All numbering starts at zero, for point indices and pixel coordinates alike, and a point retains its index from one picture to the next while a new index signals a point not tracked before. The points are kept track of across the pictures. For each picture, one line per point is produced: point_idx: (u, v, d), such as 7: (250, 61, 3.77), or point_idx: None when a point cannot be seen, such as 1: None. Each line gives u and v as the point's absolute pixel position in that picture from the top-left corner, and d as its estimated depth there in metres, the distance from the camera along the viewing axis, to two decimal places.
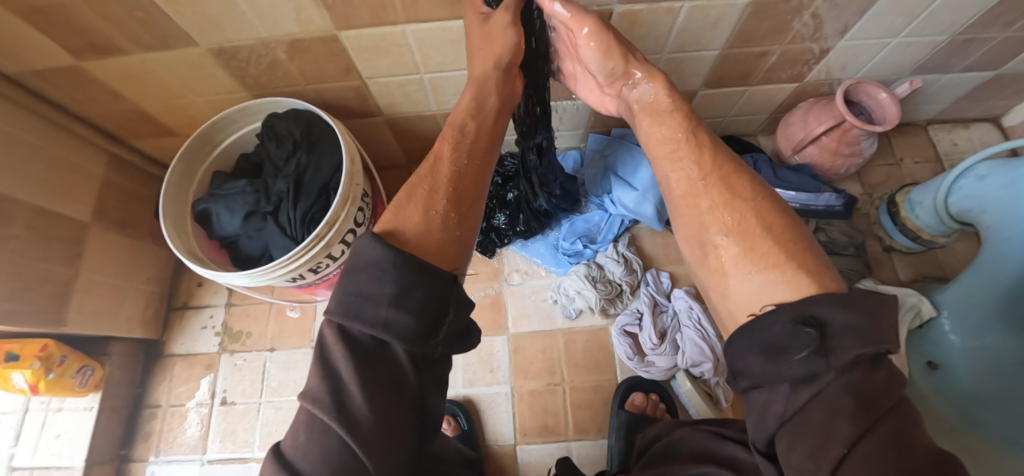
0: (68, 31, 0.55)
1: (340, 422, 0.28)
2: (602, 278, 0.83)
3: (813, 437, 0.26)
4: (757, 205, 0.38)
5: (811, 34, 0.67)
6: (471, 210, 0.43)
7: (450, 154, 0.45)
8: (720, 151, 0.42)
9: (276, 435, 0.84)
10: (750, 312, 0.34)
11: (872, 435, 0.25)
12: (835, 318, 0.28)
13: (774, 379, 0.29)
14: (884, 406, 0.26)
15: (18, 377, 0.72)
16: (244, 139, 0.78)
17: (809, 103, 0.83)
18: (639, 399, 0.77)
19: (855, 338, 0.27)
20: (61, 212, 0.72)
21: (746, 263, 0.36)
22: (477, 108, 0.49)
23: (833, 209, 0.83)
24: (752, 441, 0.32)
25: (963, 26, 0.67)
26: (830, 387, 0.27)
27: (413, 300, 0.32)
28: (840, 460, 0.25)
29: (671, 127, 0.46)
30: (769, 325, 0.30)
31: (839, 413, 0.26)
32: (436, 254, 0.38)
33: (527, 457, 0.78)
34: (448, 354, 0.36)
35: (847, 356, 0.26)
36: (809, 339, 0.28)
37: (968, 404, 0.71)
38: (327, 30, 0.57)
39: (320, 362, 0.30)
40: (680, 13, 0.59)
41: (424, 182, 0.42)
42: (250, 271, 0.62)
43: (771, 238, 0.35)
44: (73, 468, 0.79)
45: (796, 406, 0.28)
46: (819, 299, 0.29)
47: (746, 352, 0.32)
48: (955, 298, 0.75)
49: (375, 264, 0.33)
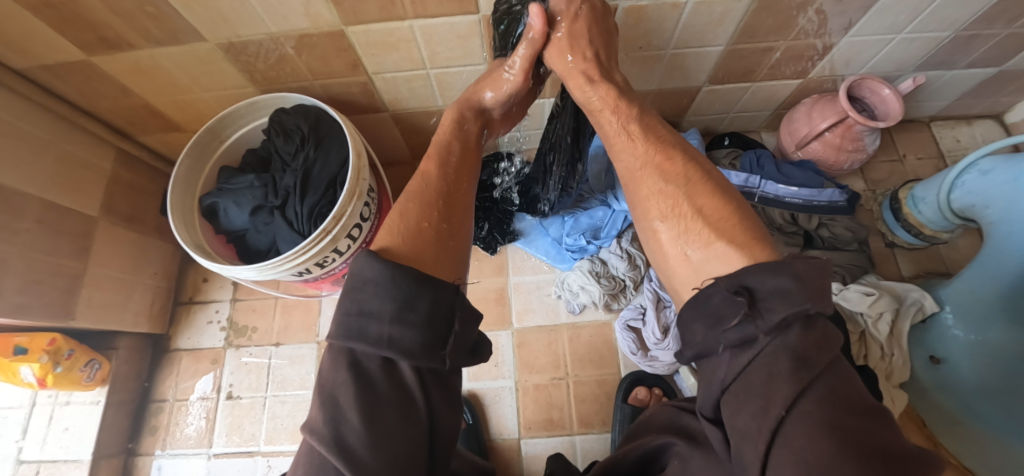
0: (79, 25, 0.56)
1: (338, 457, 0.28)
2: (605, 273, 0.84)
3: (755, 400, 0.28)
4: (687, 188, 0.40)
5: (816, 30, 0.67)
6: (461, 222, 0.44)
7: (437, 171, 0.46)
8: (651, 136, 0.45)
9: (283, 429, 0.85)
10: (694, 286, 0.36)
11: (808, 394, 0.26)
12: (764, 284, 0.29)
13: (715, 346, 0.31)
14: (819, 366, 0.27)
15: (27, 371, 0.73)
16: (251, 133, 0.78)
17: (813, 99, 0.83)
18: (643, 393, 0.78)
19: (782, 301, 0.28)
20: (70, 206, 0.72)
21: (681, 242, 0.37)
22: (458, 128, 0.52)
23: (837, 204, 0.83)
24: (698, 408, 0.34)
25: (967, 22, 0.68)
26: (765, 350, 0.28)
27: (415, 316, 0.32)
28: (780, 421, 0.26)
29: (607, 125, 0.48)
30: (709, 296, 0.32)
31: (775, 374, 0.27)
32: (433, 266, 0.38)
33: (532, 451, 0.78)
34: (457, 368, 0.35)
35: (774, 318, 0.28)
36: (741, 306, 0.29)
37: (968, 397, 0.72)
38: (335, 25, 0.58)
39: (320, 390, 0.31)
40: (685, 8, 0.60)
41: (414, 199, 0.43)
42: (258, 265, 0.63)
43: (702, 219, 0.37)
44: (81, 462, 0.80)
45: (738, 370, 0.29)
46: (750, 269, 0.30)
47: (690, 323, 0.33)
48: (958, 292, 0.75)
49: (375, 280, 0.33)
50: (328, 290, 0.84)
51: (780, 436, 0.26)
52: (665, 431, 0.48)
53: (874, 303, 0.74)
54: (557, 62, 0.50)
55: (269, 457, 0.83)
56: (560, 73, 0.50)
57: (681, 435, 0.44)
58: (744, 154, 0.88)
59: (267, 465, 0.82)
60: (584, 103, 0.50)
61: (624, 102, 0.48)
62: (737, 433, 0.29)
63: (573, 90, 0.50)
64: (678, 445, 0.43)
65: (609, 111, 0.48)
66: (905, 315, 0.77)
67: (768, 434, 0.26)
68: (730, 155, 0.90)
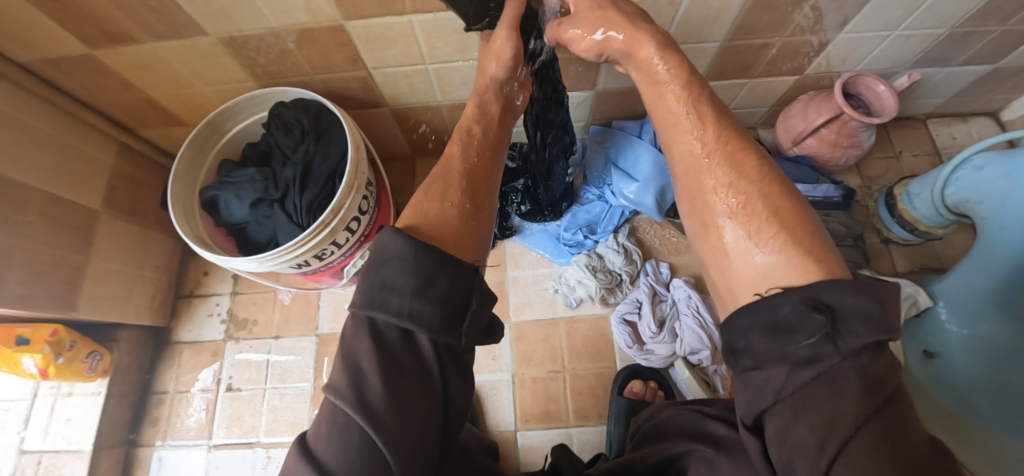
0: (83, 20, 0.56)
1: (361, 415, 0.30)
2: (602, 268, 0.84)
3: (819, 415, 0.27)
4: (762, 186, 0.38)
5: (811, 27, 0.68)
6: (484, 203, 0.46)
7: (460, 154, 0.48)
8: (723, 124, 0.43)
9: (281, 421, 0.85)
10: (756, 291, 0.35)
11: (876, 416, 0.27)
12: (844, 303, 0.29)
13: (778, 358, 0.30)
14: (888, 389, 0.28)
15: (29, 362, 0.73)
16: (250, 128, 0.79)
17: (809, 96, 0.83)
18: (638, 386, 0.78)
19: (863, 324, 0.28)
20: (73, 199, 0.73)
21: (750, 243, 0.36)
22: (480, 112, 0.53)
23: (832, 200, 0.84)
24: (738, 417, 0.33)
25: (961, 19, 0.68)
26: (836, 370, 0.28)
27: (435, 292, 0.34)
28: (846, 440, 0.26)
29: (670, 103, 0.45)
30: (776, 305, 0.31)
31: (841, 391, 0.27)
32: (456, 244, 0.40)
33: (529, 443, 0.79)
34: (471, 347, 0.37)
35: (856, 341, 0.28)
36: (820, 324, 0.28)
37: (963, 390, 0.73)
38: (335, 20, 0.58)
39: (343, 355, 0.33)
40: (681, 4, 0.60)
41: (439, 179, 0.45)
42: (258, 257, 0.63)
43: (777, 222, 0.35)
44: (82, 452, 0.80)
45: (796, 385, 0.29)
46: (827, 285, 0.29)
47: (747, 330, 0.32)
48: (953, 287, 0.76)
49: (397, 256, 0.35)
50: (327, 283, 0.84)
51: (844, 454, 0.26)
52: (686, 435, 0.48)
53: None
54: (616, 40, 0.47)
55: (268, 449, 0.84)
56: (621, 49, 0.48)
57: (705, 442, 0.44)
58: None
59: (267, 456, 0.83)
60: (646, 71, 0.47)
61: (694, 80, 0.45)
62: (791, 446, 0.28)
63: (637, 58, 0.47)
64: (704, 451, 0.44)
65: (676, 84, 0.45)
66: None
67: (832, 451, 0.26)
68: None
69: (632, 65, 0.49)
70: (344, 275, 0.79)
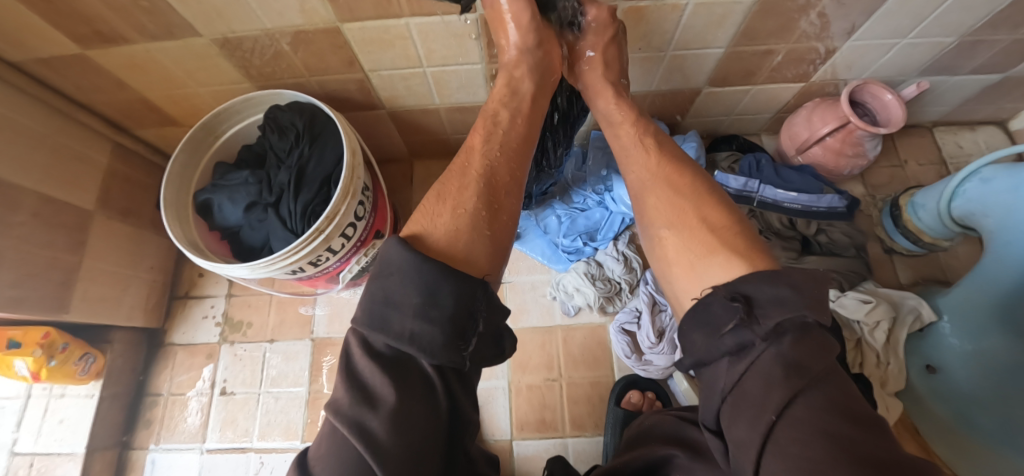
0: (74, 20, 0.55)
1: (359, 438, 0.29)
2: (601, 276, 0.83)
3: (753, 407, 0.31)
4: (693, 200, 0.46)
5: (818, 33, 0.66)
6: (501, 208, 0.46)
7: (482, 146, 0.49)
8: (664, 152, 0.52)
9: (276, 425, 0.85)
10: (693, 295, 0.41)
11: (799, 400, 0.30)
12: (761, 293, 0.34)
13: (715, 353, 0.36)
14: (810, 373, 0.31)
15: (21, 364, 0.73)
16: (245, 130, 0.77)
17: (814, 103, 0.82)
18: (636, 397, 0.77)
19: (777, 308, 0.33)
20: (66, 200, 0.72)
21: (687, 251, 0.44)
22: (510, 94, 0.54)
23: (835, 210, 0.81)
24: (702, 420, 0.38)
25: (972, 27, 0.67)
26: (763, 357, 0.32)
27: (439, 311, 0.33)
28: (772, 425, 0.30)
29: (624, 138, 0.55)
30: (709, 305, 0.37)
31: (772, 382, 0.31)
32: (466, 258, 0.40)
33: (524, 451, 0.78)
34: (477, 364, 0.36)
35: (768, 323, 0.33)
36: (736, 311, 0.34)
37: (965, 405, 0.71)
38: (330, 22, 0.57)
39: (345, 373, 0.32)
40: (685, 9, 0.59)
41: (455, 179, 0.46)
42: (250, 264, 0.62)
43: (705, 228, 0.43)
44: (74, 454, 0.80)
45: (736, 378, 0.34)
46: (747, 279, 0.36)
47: (691, 332, 0.38)
48: (955, 300, 0.75)
49: (403, 272, 0.35)
50: (324, 288, 0.83)
51: (772, 441, 0.29)
52: (665, 441, 0.50)
53: (872, 311, 0.73)
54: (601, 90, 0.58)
55: (261, 454, 0.83)
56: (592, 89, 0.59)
57: (683, 448, 0.46)
58: (743, 158, 0.87)
59: (260, 461, 0.83)
60: (605, 115, 0.58)
61: (642, 121, 0.56)
62: (737, 444, 0.32)
63: (598, 105, 0.59)
64: (680, 457, 0.45)
65: (628, 125, 0.56)
66: (902, 324, 0.76)
67: (761, 438, 0.30)
68: (729, 158, 0.89)
69: (593, 102, 0.60)
70: (340, 281, 0.78)
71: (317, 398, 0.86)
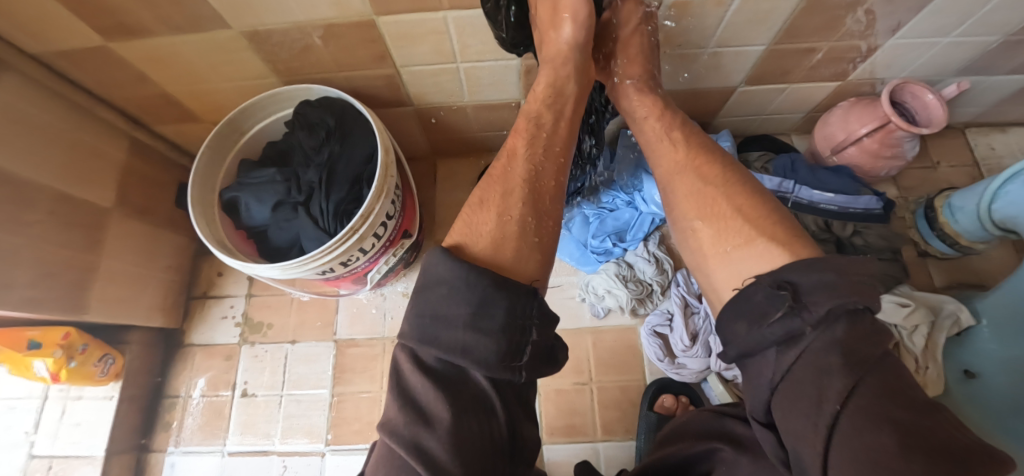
0: (99, 11, 0.53)
1: (418, 461, 0.28)
2: (632, 277, 0.82)
3: (808, 398, 0.28)
4: (725, 190, 0.44)
5: (861, 31, 0.65)
6: (548, 213, 0.42)
7: (525, 150, 0.45)
8: (693, 144, 0.50)
9: (298, 428, 0.83)
10: (733, 286, 0.39)
11: (862, 390, 0.27)
12: (806, 279, 0.31)
13: (760, 345, 0.32)
14: (868, 360, 0.28)
15: (39, 366, 0.71)
16: (272, 126, 0.76)
17: (850, 103, 0.80)
18: (670, 401, 0.76)
19: (826, 294, 0.29)
20: (83, 198, 0.70)
21: (721, 244, 0.41)
22: (555, 95, 0.49)
23: (873, 211, 0.80)
24: (750, 412, 0.35)
25: (1018, 26, 0.65)
26: (813, 345, 0.29)
27: (491, 322, 0.31)
28: (835, 416, 0.27)
29: (650, 130, 0.54)
30: (752, 294, 0.34)
31: (827, 370, 0.28)
32: (513, 267, 0.37)
33: (554, 457, 0.77)
34: (533, 378, 0.34)
35: (819, 309, 0.29)
36: (784, 299, 0.31)
37: (1002, 413, 0.69)
38: (364, 15, 0.55)
39: (396, 391, 0.31)
40: (731, 5, 0.57)
41: (497, 184, 0.42)
42: (282, 264, 0.60)
43: (739, 218, 0.41)
44: (93, 457, 0.78)
45: (785, 368, 0.30)
46: (792, 266, 0.33)
47: (732, 322, 0.35)
48: (995, 305, 0.74)
49: (449, 283, 0.32)
50: (348, 288, 0.81)
51: (837, 433, 0.27)
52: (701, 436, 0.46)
53: (909, 314, 0.73)
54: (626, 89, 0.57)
55: (284, 457, 0.81)
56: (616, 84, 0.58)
57: (726, 442, 0.42)
58: (777, 158, 0.86)
59: (283, 465, 0.81)
60: (631, 112, 0.56)
61: (668, 113, 0.54)
62: (793, 434, 0.29)
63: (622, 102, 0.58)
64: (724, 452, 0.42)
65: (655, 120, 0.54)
66: (940, 328, 0.75)
67: (823, 431, 0.27)
68: (762, 158, 0.88)
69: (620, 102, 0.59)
70: (367, 281, 0.76)
71: (339, 401, 0.84)
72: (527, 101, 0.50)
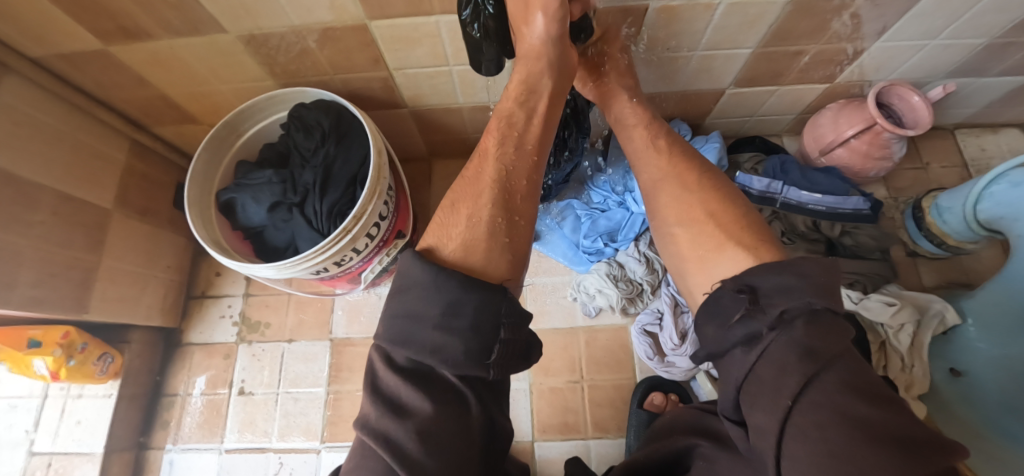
0: (100, 15, 0.54)
1: (390, 454, 0.29)
2: (623, 277, 0.82)
3: (768, 394, 0.29)
4: (702, 196, 0.45)
5: (849, 35, 0.66)
6: (520, 214, 0.43)
7: (495, 152, 0.45)
8: (677, 151, 0.51)
9: (295, 427, 0.84)
10: (705, 290, 0.41)
11: (816, 385, 0.28)
12: (767, 281, 0.33)
13: (727, 344, 0.34)
14: (826, 357, 0.28)
15: (40, 364, 0.72)
16: (268, 128, 0.77)
17: (839, 105, 0.81)
18: (659, 399, 0.77)
19: (784, 296, 0.31)
20: (84, 198, 0.71)
21: (700, 243, 0.43)
22: (527, 92, 0.49)
23: (861, 212, 0.81)
24: (721, 410, 0.36)
25: (1003, 29, 0.66)
26: (773, 345, 0.30)
27: (461, 321, 0.32)
28: (789, 411, 0.28)
29: (638, 140, 0.54)
30: (719, 298, 0.35)
31: (787, 369, 0.29)
32: (483, 269, 0.38)
33: (547, 454, 0.78)
34: (504, 373, 0.35)
35: (774, 311, 0.31)
36: (742, 302, 0.33)
37: (995, 413, 0.70)
38: (359, 19, 0.56)
39: (371, 388, 0.32)
40: (719, 9, 0.58)
41: (469, 187, 0.44)
42: (277, 264, 0.62)
43: (714, 221, 0.42)
44: (93, 455, 0.80)
45: (749, 366, 0.31)
46: (753, 271, 0.34)
47: (703, 324, 0.37)
48: (981, 305, 0.75)
49: (421, 284, 0.33)
50: (343, 288, 0.82)
51: (790, 426, 0.28)
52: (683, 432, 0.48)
53: (896, 314, 0.73)
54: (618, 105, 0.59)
55: (281, 454, 0.82)
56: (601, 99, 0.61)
57: (706, 438, 0.44)
58: (767, 159, 0.87)
59: (280, 462, 0.82)
60: (620, 118, 0.58)
61: (655, 122, 0.55)
62: (757, 430, 0.30)
63: (613, 110, 0.59)
64: (703, 446, 0.43)
65: (642, 126, 0.55)
66: (927, 326, 0.75)
67: (779, 425, 0.28)
68: (753, 159, 0.89)
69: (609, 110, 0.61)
70: (362, 281, 0.78)
71: (336, 400, 0.85)
72: (500, 99, 0.50)
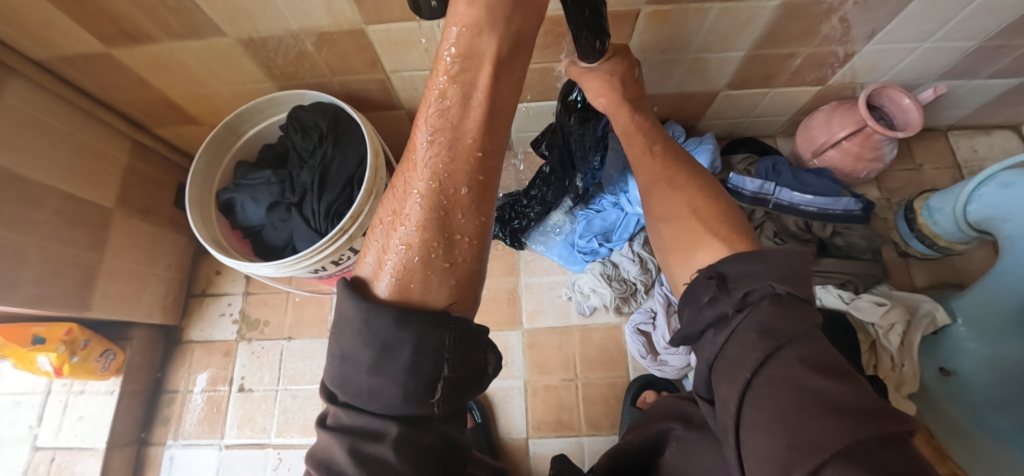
0: (101, 19, 0.55)
1: None
2: (617, 276, 0.83)
3: (734, 368, 0.30)
4: (689, 195, 0.46)
5: (839, 37, 0.67)
6: (464, 229, 0.34)
7: (423, 153, 0.34)
8: (673, 155, 0.51)
9: (293, 423, 0.85)
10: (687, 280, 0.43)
11: (776, 358, 0.29)
12: (735, 269, 0.35)
13: (700, 326, 0.35)
14: (786, 335, 0.29)
15: (44, 360, 0.74)
16: (267, 130, 0.78)
17: (832, 106, 0.82)
18: (651, 397, 0.78)
19: (749, 280, 0.33)
20: (86, 198, 0.73)
21: (681, 242, 0.44)
22: (466, 60, 0.35)
23: (852, 213, 0.82)
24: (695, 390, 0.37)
25: (992, 32, 0.67)
26: (741, 325, 0.32)
27: (395, 364, 0.28)
28: (749, 381, 0.29)
29: (637, 146, 0.53)
30: (696, 289, 0.37)
31: (745, 343, 0.30)
32: (422, 300, 0.32)
33: (540, 451, 0.79)
34: (457, 405, 0.32)
35: (740, 292, 0.33)
36: (711, 287, 0.35)
37: (980, 409, 0.71)
38: (356, 23, 0.57)
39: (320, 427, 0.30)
40: (710, 13, 0.59)
41: (399, 201, 0.35)
42: (275, 263, 0.63)
43: (696, 217, 0.43)
44: (96, 450, 0.81)
45: (718, 346, 0.33)
46: (725, 260, 0.36)
47: (681, 310, 0.38)
48: (970, 304, 0.75)
49: (354, 323, 0.30)
50: None
51: (750, 395, 0.29)
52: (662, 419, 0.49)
53: (886, 313, 0.74)
54: (619, 118, 0.56)
55: (279, 450, 0.84)
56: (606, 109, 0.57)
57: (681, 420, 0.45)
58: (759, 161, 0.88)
59: (279, 458, 0.83)
60: (622, 125, 0.56)
61: (655, 130, 0.55)
62: (722, 403, 0.31)
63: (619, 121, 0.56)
64: (677, 429, 0.44)
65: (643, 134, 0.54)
66: (916, 327, 0.76)
67: (741, 389, 0.29)
68: (745, 161, 0.90)
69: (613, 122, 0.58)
70: None
71: None
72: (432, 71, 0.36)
